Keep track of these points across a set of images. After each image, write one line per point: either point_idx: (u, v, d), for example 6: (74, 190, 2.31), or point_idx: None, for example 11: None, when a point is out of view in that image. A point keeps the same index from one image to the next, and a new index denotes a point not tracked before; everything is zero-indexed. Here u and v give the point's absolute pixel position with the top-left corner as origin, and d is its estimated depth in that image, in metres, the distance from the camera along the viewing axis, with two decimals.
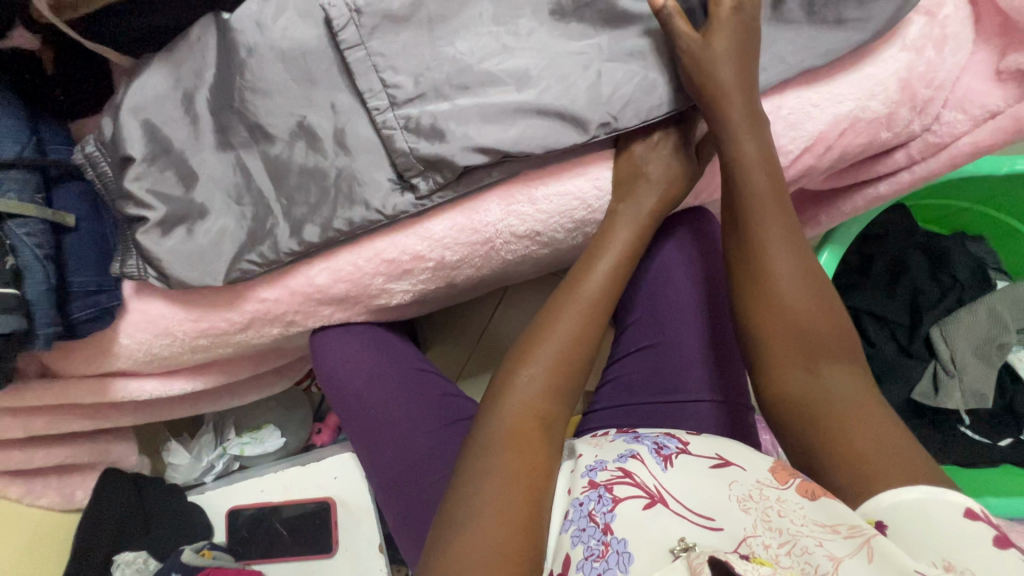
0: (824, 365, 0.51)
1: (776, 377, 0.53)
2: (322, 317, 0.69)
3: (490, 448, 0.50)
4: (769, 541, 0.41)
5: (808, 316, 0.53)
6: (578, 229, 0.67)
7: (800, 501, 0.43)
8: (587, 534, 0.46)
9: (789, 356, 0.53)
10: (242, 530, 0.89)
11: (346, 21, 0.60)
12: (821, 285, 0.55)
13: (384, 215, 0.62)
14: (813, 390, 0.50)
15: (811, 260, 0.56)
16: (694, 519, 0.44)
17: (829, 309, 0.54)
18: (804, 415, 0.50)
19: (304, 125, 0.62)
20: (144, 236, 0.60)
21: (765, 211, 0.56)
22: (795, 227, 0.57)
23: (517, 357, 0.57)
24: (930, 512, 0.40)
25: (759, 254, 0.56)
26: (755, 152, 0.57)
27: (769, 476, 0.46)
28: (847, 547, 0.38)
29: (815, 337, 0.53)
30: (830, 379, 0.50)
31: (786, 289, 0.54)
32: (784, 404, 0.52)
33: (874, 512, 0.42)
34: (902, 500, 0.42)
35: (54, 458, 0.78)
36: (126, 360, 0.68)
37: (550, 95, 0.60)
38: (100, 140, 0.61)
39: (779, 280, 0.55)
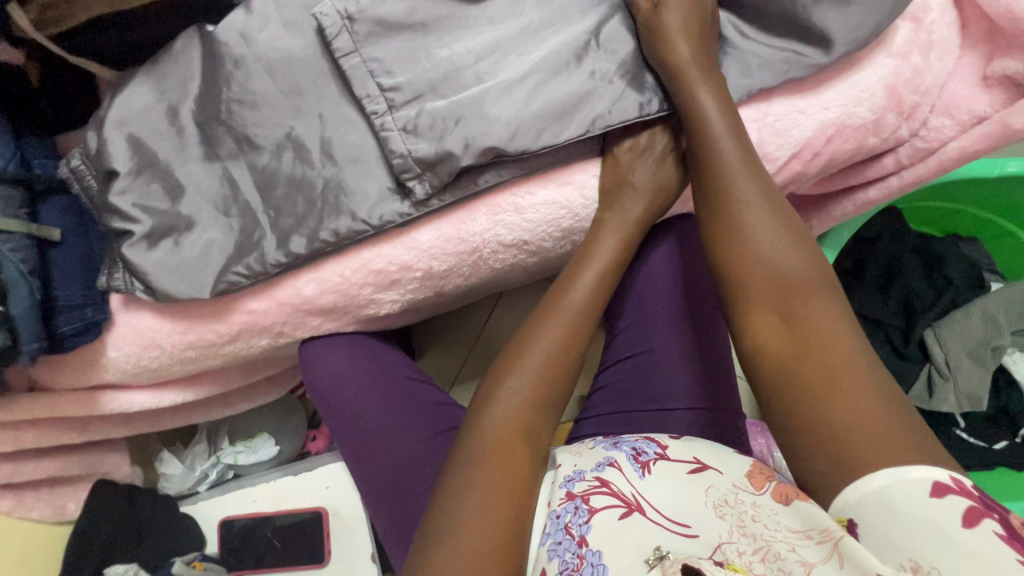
0: (802, 308, 0.46)
1: (751, 331, 0.48)
2: (310, 328, 0.68)
3: (473, 459, 0.50)
4: (743, 547, 0.40)
5: (785, 261, 0.48)
6: (566, 237, 0.66)
7: (776, 507, 0.42)
8: (563, 547, 0.45)
9: (763, 305, 0.48)
10: (235, 540, 0.89)
11: (339, 29, 0.59)
12: (793, 224, 0.50)
13: (371, 226, 0.61)
14: (792, 340, 0.45)
15: (783, 206, 0.51)
16: (670, 527, 0.44)
17: (806, 252, 0.49)
18: (782, 371, 0.45)
19: (292, 135, 0.62)
20: (130, 249, 0.59)
21: (726, 154, 0.54)
22: (764, 175, 0.53)
23: (502, 368, 0.56)
24: (894, 502, 0.36)
25: (730, 204, 0.52)
26: (712, 97, 0.56)
27: (746, 480, 0.46)
28: (821, 552, 0.37)
29: (792, 281, 0.47)
30: (810, 325, 0.45)
31: (756, 236, 0.50)
32: (761, 357, 0.47)
33: (842, 511, 0.39)
34: (867, 492, 0.38)
35: (45, 470, 0.79)
36: (114, 373, 0.68)
37: (542, 98, 0.59)
38: (86, 154, 0.62)
39: (751, 226, 0.50)
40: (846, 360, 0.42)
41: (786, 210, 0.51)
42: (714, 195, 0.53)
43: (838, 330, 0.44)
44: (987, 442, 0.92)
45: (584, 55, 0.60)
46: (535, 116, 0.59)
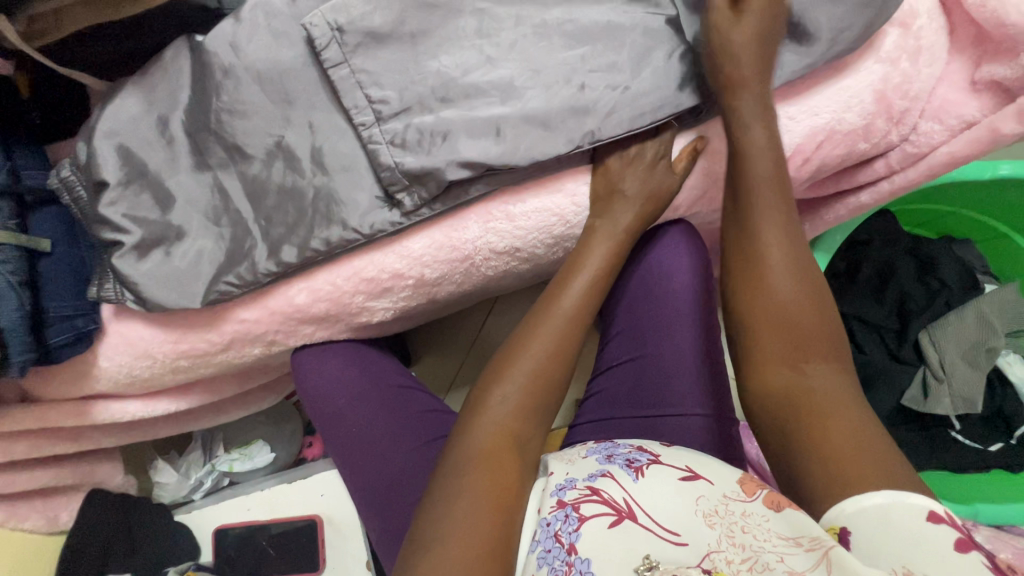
0: (811, 361, 0.51)
1: (759, 370, 0.53)
2: (303, 336, 0.68)
3: (461, 467, 0.50)
4: (732, 556, 0.42)
5: (799, 317, 0.53)
6: (558, 244, 0.66)
7: (766, 514, 0.44)
8: (552, 555, 0.45)
9: (777, 352, 0.53)
10: (230, 549, 0.89)
11: (329, 40, 0.59)
12: (814, 283, 0.55)
13: (362, 234, 0.61)
14: (797, 383, 0.50)
15: (807, 265, 0.56)
16: (662, 533, 0.45)
17: (822, 314, 0.54)
18: (786, 411, 0.49)
19: (282, 144, 0.62)
20: (121, 260, 0.60)
21: (767, 199, 0.57)
22: (796, 232, 0.57)
23: (492, 375, 0.56)
24: (893, 519, 0.40)
25: (756, 252, 0.56)
26: (765, 136, 0.57)
27: (736, 489, 0.47)
28: (809, 561, 0.40)
29: (807, 334, 0.53)
30: (814, 377, 0.50)
31: (775, 287, 0.54)
32: (766, 400, 0.51)
33: (837, 519, 0.41)
34: (867, 506, 0.41)
35: (38, 481, 0.79)
36: (106, 383, 0.68)
37: (532, 109, 0.59)
38: (76, 164, 0.61)
39: (771, 278, 0.55)
40: (844, 406, 0.47)
41: (809, 269, 0.56)
42: (743, 242, 0.58)
43: (839, 383, 0.49)
44: (982, 444, 0.92)
45: (578, 63, 0.60)
46: (523, 126, 0.59)
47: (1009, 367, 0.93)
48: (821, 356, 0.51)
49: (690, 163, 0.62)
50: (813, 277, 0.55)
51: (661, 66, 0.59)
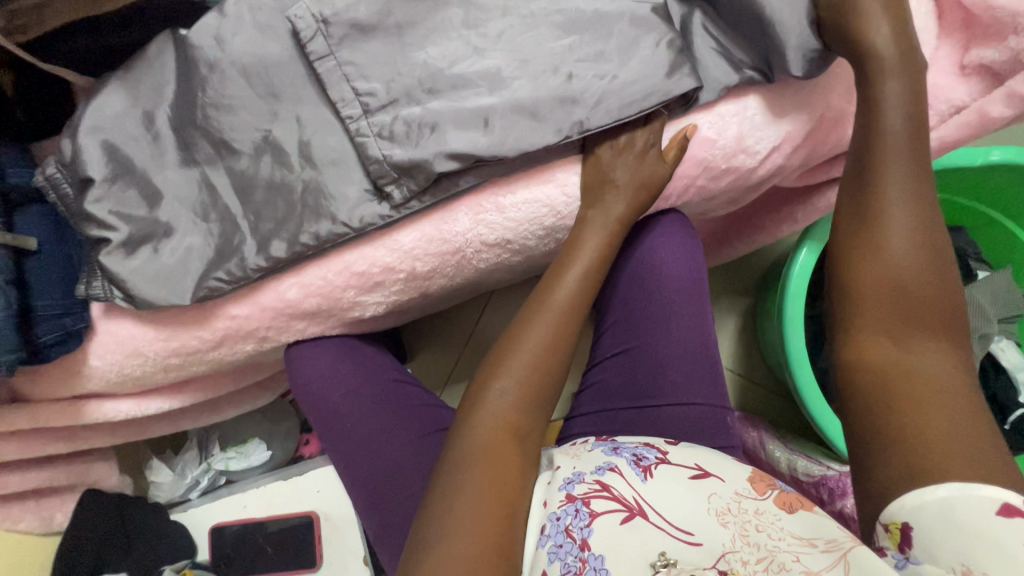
0: (921, 338, 0.47)
1: (855, 345, 0.49)
2: (294, 332, 0.68)
3: (464, 466, 0.50)
4: (747, 557, 0.43)
5: (918, 288, 0.48)
6: (550, 235, 0.66)
7: (778, 512, 0.46)
8: (564, 550, 0.47)
9: (886, 322, 0.48)
10: (226, 547, 0.89)
11: (314, 32, 0.59)
12: (940, 257, 0.49)
13: (351, 228, 0.61)
14: (899, 359, 0.46)
15: (938, 244, 0.50)
16: (675, 533, 0.46)
17: (944, 292, 0.48)
18: (886, 384, 0.45)
19: (269, 139, 0.61)
20: (108, 257, 0.59)
21: (895, 156, 0.52)
22: (929, 204, 0.51)
23: (489, 370, 0.56)
24: (958, 513, 0.38)
25: (875, 219, 0.51)
26: (901, 92, 0.54)
27: (747, 486, 0.49)
28: (826, 560, 0.41)
29: (923, 310, 0.48)
30: (922, 356, 0.46)
31: (890, 258, 0.49)
32: (862, 369, 0.47)
33: (898, 514, 0.41)
34: (927, 501, 0.40)
35: (31, 482, 0.79)
36: (98, 382, 0.67)
37: (520, 100, 0.59)
38: (61, 161, 0.60)
39: (886, 257, 0.49)
40: (947, 393, 0.43)
41: (939, 244, 0.50)
42: (859, 206, 0.52)
43: (948, 367, 0.45)
44: None
45: (566, 52, 0.59)
46: (511, 118, 0.59)
47: (1002, 353, 0.94)
48: (936, 334, 0.47)
49: (681, 151, 0.61)
50: (938, 263, 0.49)
51: (649, 54, 0.59)
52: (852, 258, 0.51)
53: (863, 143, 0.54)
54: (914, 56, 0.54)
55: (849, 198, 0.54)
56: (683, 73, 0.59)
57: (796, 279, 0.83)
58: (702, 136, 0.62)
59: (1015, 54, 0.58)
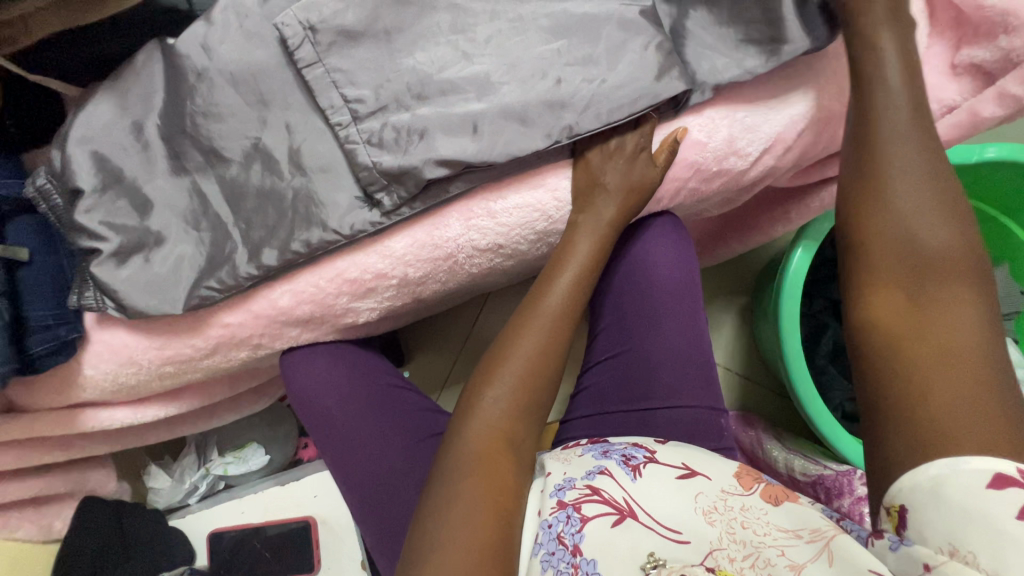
0: (937, 296, 0.44)
1: (862, 306, 0.47)
2: (288, 338, 0.68)
3: (458, 473, 0.50)
4: (734, 554, 0.44)
5: (927, 238, 0.46)
6: (542, 240, 0.66)
7: (764, 507, 0.47)
8: (556, 558, 0.47)
9: (893, 277, 0.46)
10: (225, 552, 0.89)
11: (301, 39, 0.59)
12: (951, 205, 0.47)
13: (342, 235, 0.60)
14: (911, 321, 0.43)
15: (946, 193, 0.47)
16: (663, 532, 0.47)
17: (963, 245, 0.45)
18: (894, 344, 0.43)
19: (260, 146, 0.61)
20: (99, 267, 0.59)
21: (891, 110, 0.50)
22: (935, 154, 0.48)
23: (482, 377, 0.56)
24: (948, 490, 0.37)
25: (882, 179, 0.48)
26: (895, 45, 0.53)
27: (733, 483, 0.50)
28: (810, 552, 0.42)
29: (939, 265, 0.45)
30: (931, 309, 0.43)
31: (899, 220, 0.47)
32: (869, 329, 0.46)
33: (896, 497, 0.40)
34: (920, 481, 0.38)
35: (28, 490, 0.79)
36: (92, 391, 0.67)
37: (509, 104, 0.58)
38: (51, 172, 0.60)
39: (891, 209, 0.47)
40: (963, 354, 0.41)
41: (948, 192, 0.47)
42: (866, 168, 0.50)
43: (966, 324, 0.42)
44: None
45: (555, 57, 0.59)
46: (500, 123, 0.58)
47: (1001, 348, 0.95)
48: (953, 289, 0.44)
49: (671, 155, 0.61)
50: (948, 210, 0.46)
51: (638, 57, 0.59)
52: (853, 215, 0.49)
53: (867, 106, 0.52)
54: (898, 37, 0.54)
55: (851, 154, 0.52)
56: (673, 76, 0.58)
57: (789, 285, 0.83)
58: (693, 139, 0.61)
59: (1006, 54, 0.58)
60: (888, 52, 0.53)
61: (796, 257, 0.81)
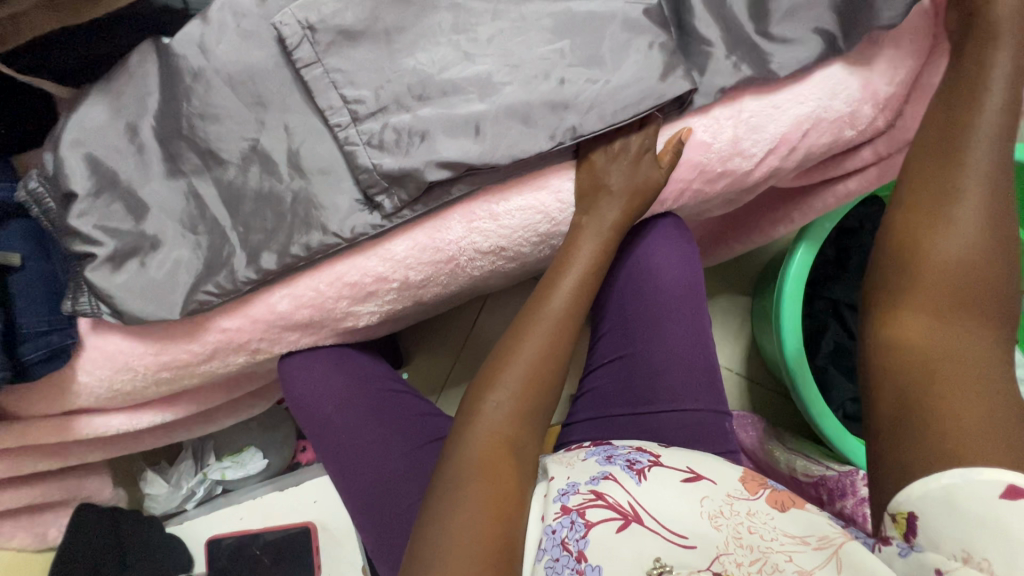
0: (967, 324, 0.46)
1: (896, 318, 0.49)
2: (287, 343, 0.67)
3: (461, 480, 0.49)
4: (741, 558, 0.44)
5: (975, 270, 0.47)
6: (545, 242, 0.65)
7: (770, 512, 0.47)
8: (561, 564, 0.46)
9: (935, 298, 0.48)
10: (222, 559, 0.88)
11: (300, 39, 0.58)
12: (1008, 247, 0.48)
13: (343, 239, 0.59)
14: (941, 341, 0.45)
15: (1007, 235, 0.48)
16: (669, 537, 0.46)
17: (1001, 288, 0.47)
18: (925, 359, 0.45)
19: (258, 148, 0.60)
20: (93, 273, 0.58)
21: (971, 140, 0.51)
22: (1006, 194, 0.49)
23: (484, 381, 0.55)
24: (958, 500, 0.39)
25: (944, 205, 0.49)
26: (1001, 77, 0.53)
27: (739, 487, 0.49)
28: (817, 558, 0.42)
29: (974, 299, 0.47)
30: (961, 336, 0.45)
31: (953, 246, 0.48)
32: (901, 340, 0.47)
33: (904, 504, 0.42)
34: (930, 489, 0.40)
35: (22, 499, 0.77)
36: (88, 398, 0.66)
37: (512, 106, 0.58)
38: (43, 175, 0.59)
39: (951, 233, 0.48)
40: (988, 381, 0.43)
41: (1009, 235, 0.48)
42: (923, 192, 0.51)
43: (989, 355, 0.44)
44: None
45: (558, 57, 0.58)
46: (502, 124, 0.58)
47: None
48: (982, 321, 0.46)
49: (675, 156, 0.60)
50: (1002, 251, 0.48)
51: (642, 57, 0.58)
52: (909, 231, 0.51)
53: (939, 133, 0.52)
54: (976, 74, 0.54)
55: (919, 174, 0.52)
56: (677, 76, 0.58)
57: (791, 283, 0.84)
58: (697, 140, 0.61)
59: None
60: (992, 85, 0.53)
61: (796, 255, 0.84)
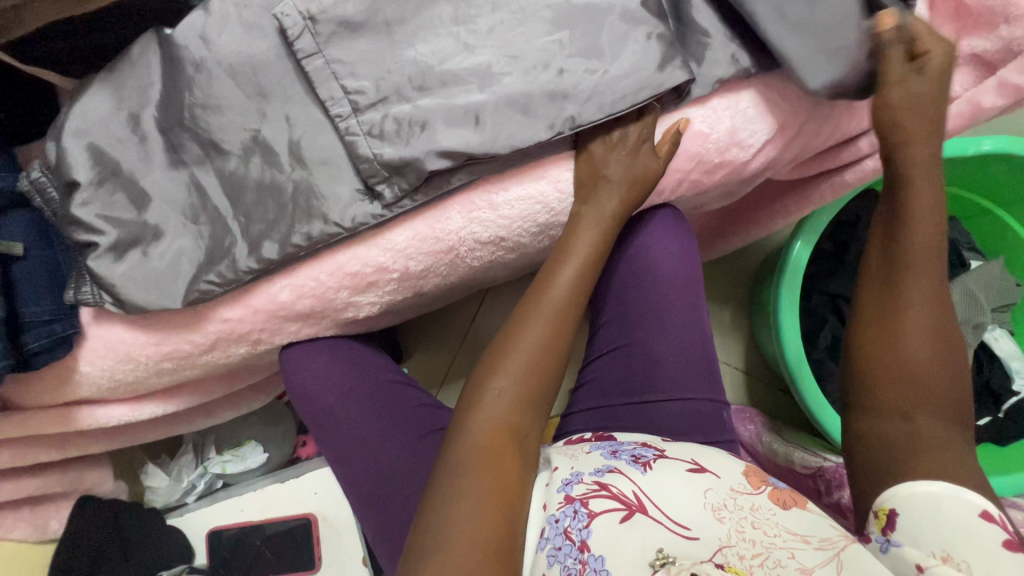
0: (927, 418, 0.49)
1: (864, 423, 0.52)
2: (288, 333, 0.67)
3: (460, 468, 0.50)
4: (744, 551, 0.44)
5: (926, 372, 0.51)
6: (544, 232, 0.66)
7: (773, 508, 0.48)
8: (563, 553, 0.47)
9: (892, 400, 0.51)
10: (225, 550, 0.89)
11: (301, 30, 0.58)
12: (950, 342, 0.52)
13: (344, 228, 0.60)
14: (904, 440, 0.49)
15: (949, 334, 0.52)
16: (672, 528, 0.46)
17: (952, 379, 0.51)
18: (890, 457, 0.49)
19: (259, 139, 0.60)
20: (96, 262, 0.58)
21: (912, 249, 0.54)
22: (942, 296, 0.53)
23: (485, 369, 0.56)
24: (942, 507, 0.43)
25: (891, 315, 0.53)
26: (926, 170, 0.56)
27: (744, 482, 0.51)
28: (819, 557, 0.43)
29: (930, 396, 0.50)
30: (921, 430, 0.49)
31: (903, 355, 0.52)
32: (867, 443, 0.51)
33: (887, 501, 0.46)
34: (918, 492, 0.45)
35: (23, 490, 0.78)
36: (89, 388, 0.67)
37: (512, 95, 0.58)
38: (46, 165, 0.60)
39: (901, 344, 0.52)
40: (954, 467, 0.46)
41: (950, 333, 0.52)
42: (877, 296, 0.55)
43: (950, 443, 0.48)
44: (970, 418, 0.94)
45: (557, 48, 0.59)
46: (502, 114, 0.58)
47: (996, 342, 0.95)
48: (938, 414, 0.49)
49: (673, 146, 0.61)
50: (948, 349, 0.51)
51: (640, 47, 0.59)
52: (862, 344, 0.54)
53: (881, 245, 0.56)
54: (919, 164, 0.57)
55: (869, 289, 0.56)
56: (675, 66, 0.58)
57: (789, 278, 0.85)
58: (695, 130, 0.61)
59: (1006, 44, 0.59)
60: (921, 179, 0.56)
61: (795, 251, 0.84)
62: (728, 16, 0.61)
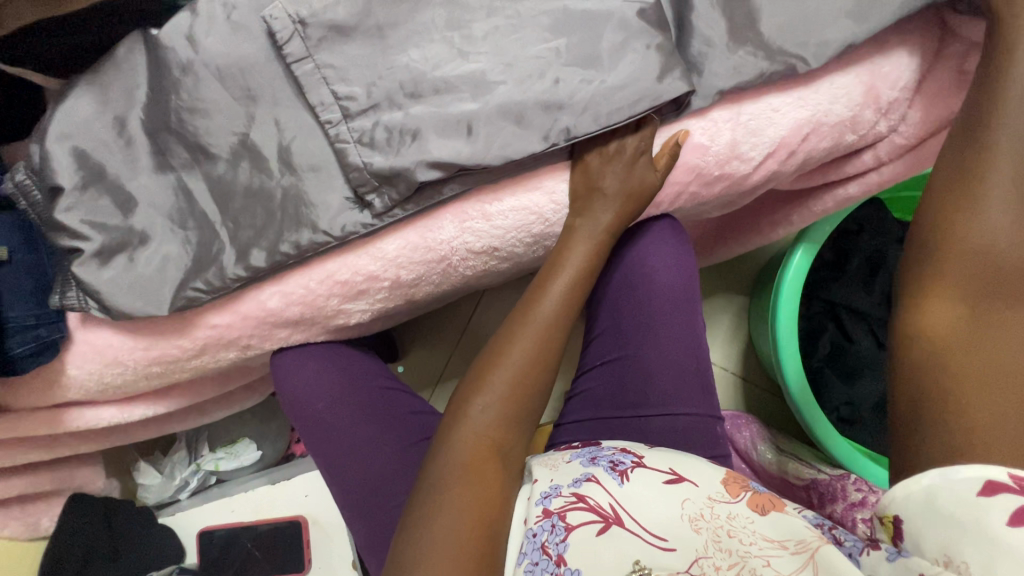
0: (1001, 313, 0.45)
1: (924, 313, 0.48)
2: (278, 340, 0.66)
3: (444, 483, 0.49)
4: (720, 562, 0.43)
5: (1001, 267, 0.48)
6: (537, 243, 0.65)
7: (750, 515, 0.46)
8: (540, 568, 0.45)
9: (961, 295, 0.47)
10: (214, 551, 0.90)
11: (291, 34, 0.57)
12: None
13: (333, 237, 0.59)
14: (966, 332, 0.45)
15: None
16: (649, 539, 0.46)
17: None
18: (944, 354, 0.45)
19: (246, 143, 0.59)
20: (81, 268, 0.57)
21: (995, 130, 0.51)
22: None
23: (471, 384, 0.55)
24: (939, 501, 0.37)
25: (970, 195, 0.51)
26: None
27: (720, 491, 0.49)
28: (794, 563, 0.42)
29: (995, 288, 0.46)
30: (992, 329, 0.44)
31: (978, 241, 0.49)
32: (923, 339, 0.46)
33: (891, 507, 0.40)
34: (914, 491, 0.39)
35: (14, 488, 0.78)
36: (77, 391, 0.66)
37: (507, 103, 0.57)
38: (30, 167, 0.59)
39: (980, 225, 0.49)
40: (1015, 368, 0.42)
41: None
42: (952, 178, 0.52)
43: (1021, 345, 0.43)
44: None
45: (554, 57, 0.57)
46: (494, 123, 0.57)
47: None
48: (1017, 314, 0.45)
49: (672, 159, 0.59)
50: None
51: (639, 57, 0.57)
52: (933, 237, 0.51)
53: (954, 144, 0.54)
54: (993, 67, 0.52)
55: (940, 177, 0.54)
56: (675, 77, 0.56)
57: (787, 286, 0.84)
58: (694, 142, 0.60)
59: None
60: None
61: (796, 259, 0.84)
62: (732, 23, 0.59)
